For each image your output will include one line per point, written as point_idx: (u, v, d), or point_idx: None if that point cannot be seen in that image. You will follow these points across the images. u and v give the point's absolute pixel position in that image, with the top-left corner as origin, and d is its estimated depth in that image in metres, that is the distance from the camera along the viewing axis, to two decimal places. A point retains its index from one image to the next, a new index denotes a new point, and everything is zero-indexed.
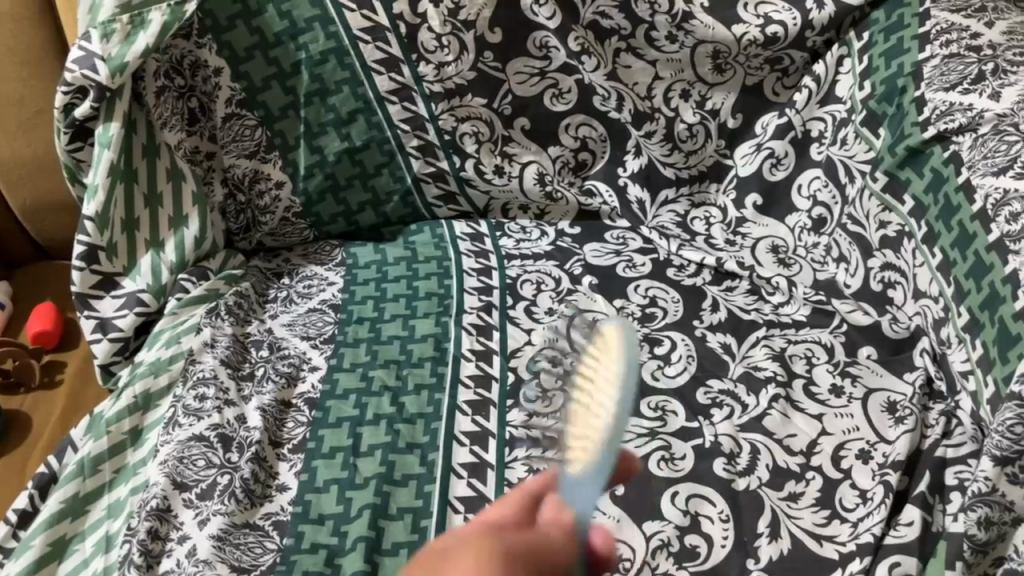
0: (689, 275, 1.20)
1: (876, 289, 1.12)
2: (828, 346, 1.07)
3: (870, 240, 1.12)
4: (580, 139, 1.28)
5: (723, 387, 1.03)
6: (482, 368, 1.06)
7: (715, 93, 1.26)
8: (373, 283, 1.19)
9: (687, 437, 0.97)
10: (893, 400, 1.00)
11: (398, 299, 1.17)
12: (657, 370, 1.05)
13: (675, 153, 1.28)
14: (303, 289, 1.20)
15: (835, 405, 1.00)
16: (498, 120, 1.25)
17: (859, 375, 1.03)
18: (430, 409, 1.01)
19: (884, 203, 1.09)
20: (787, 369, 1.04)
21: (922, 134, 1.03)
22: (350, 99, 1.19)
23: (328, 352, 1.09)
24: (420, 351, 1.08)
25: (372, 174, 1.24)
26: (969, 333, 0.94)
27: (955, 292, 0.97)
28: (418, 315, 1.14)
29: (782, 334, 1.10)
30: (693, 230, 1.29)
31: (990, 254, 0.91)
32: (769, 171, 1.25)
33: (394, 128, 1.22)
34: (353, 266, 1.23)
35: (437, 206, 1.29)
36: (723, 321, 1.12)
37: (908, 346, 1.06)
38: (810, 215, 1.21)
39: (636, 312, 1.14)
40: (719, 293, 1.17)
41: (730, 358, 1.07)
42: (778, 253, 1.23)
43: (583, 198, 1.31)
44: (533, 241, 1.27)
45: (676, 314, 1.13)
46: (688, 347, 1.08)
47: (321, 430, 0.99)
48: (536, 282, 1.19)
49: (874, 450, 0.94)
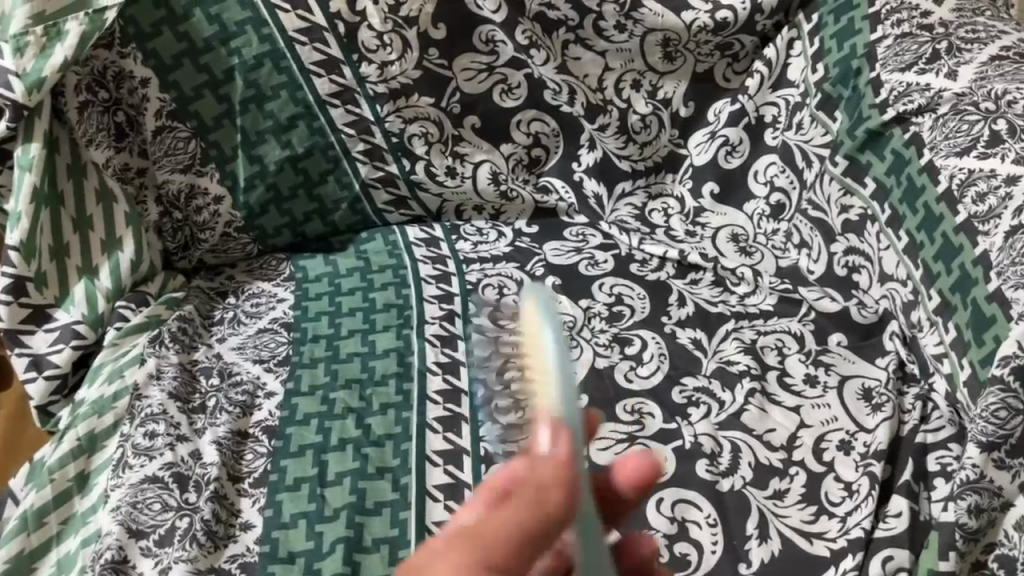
0: (653, 269, 1.18)
1: (842, 274, 1.11)
2: (798, 335, 1.06)
3: (832, 224, 1.11)
4: (533, 135, 1.24)
5: (698, 385, 1.00)
6: (450, 382, 1.01)
7: (666, 82, 1.23)
8: (326, 297, 1.14)
9: (665, 440, 0.94)
10: (868, 386, 0.99)
11: (355, 313, 1.11)
12: (630, 371, 1.02)
13: (630, 145, 1.25)
14: (250, 308, 1.13)
15: (811, 396, 0.98)
16: (448, 119, 1.20)
17: (832, 363, 1.02)
18: (398, 429, 0.96)
19: (846, 187, 1.08)
20: (760, 362, 1.02)
21: (882, 116, 1.02)
22: (289, 105, 1.12)
23: (284, 376, 1.03)
24: (382, 368, 1.03)
25: (317, 182, 1.18)
26: (941, 316, 0.93)
27: (924, 275, 0.96)
28: (378, 329, 1.08)
29: (751, 326, 1.08)
30: (652, 223, 1.26)
31: (959, 236, 0.90)
32: (724, 159, 1.23)
33: (338, 133, 1.16)
34: (303, 281, 1.16)
35: (388, 211, 1.24)
36: (691, 315, 1.10)
37: (877, 331, 1.05)
38: (768, 202, 1.20)
39: (602, 311, 1.11)
40: (685, 286, 1.15)
41: (702, 354, 1.05)
42: (739, 241, 1.22)
43: (538, 195, 1.27)
44: (490, 243, 1.23)
45: (643, 311, 1.11)
46: (659, 345, 1.06)
47: (284, 461, 0.93)
48: (497, 286, 1.15)
49: (855, 441, 0.93)
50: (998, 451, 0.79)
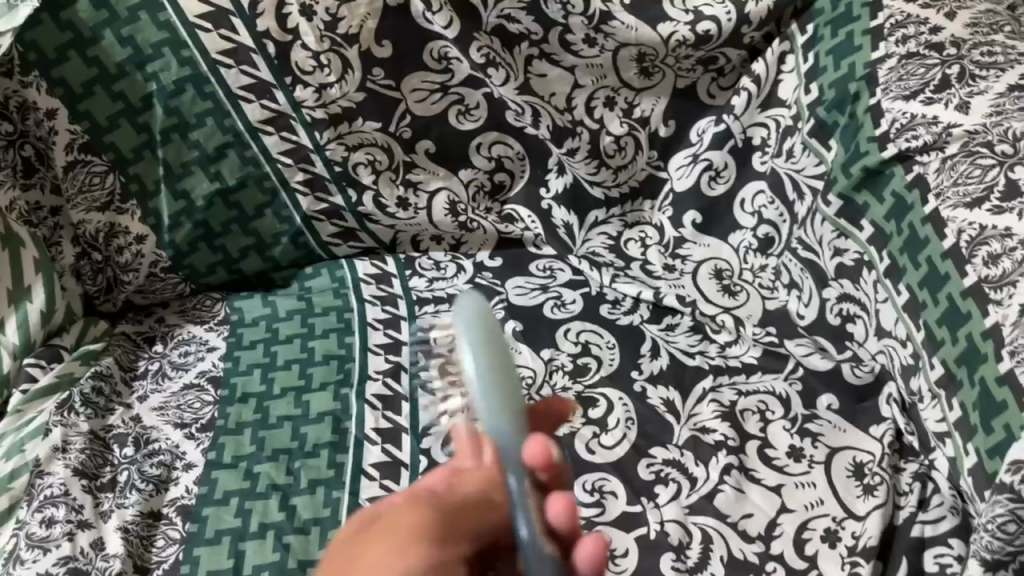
0: (625, 311, 1.06)
1: (836, 323, 0.98)
2: (784, 397, 0.94)
3: (825, 268, 0.98)
4: (495, 159, 1.12)
5: (667, 458, 0.89)
6: (390, 453, 0.91)
7: (642, 99, 1.10)
8: (261, 346, 1.03)
9: (628, 526, 0.83)
10: (860, 461, 0.88)
11: (291, 365, 1.00)
12: (593, 440, 0.91)
13: (603, 170, 1.13)
14: (178, 359, 1.03)
15: (795, 473, 0.87)
16: (397, 144, 1.08)
17: (820, 433, 0.90)
18: (327, 512, 0.86)
19: (841, 229, 0.94)
20: (739, 431, 0.91)
21: (881, 152, 0.89)
22: (216, 133, 1.01)
23: (205, 444, 0.92)
24: (315, 436, 0.92)
25: (253, 216, 1.06)
26: (943, 389, 0.82)
27: (926, 339, 0.84)
28: (314, 387, 0.97)
29: (731, 385, 0.96)
30: (628, 255, 1.14)
31: (967, 301, 0.78)
32: (708, 185, 1.11)
33: (274, 162, 1.04)
34: (238, 325, 1.06)
35: (335, 244, 1.12)
36: (666, 369, 0.98)
37: (873, 393, 0.94)
38: (756, 235, 1.08)
39: (566, 364, 0.99)
40: (659, 333, 1.03)
41: (675, 420, 0.92)
42: (722, 278, 1.09)
43: (501, 225, 1.14)
44: (447, 279, 1.11)
45: (611, 364, 0.99)
46: (627, 410, 0.93)
47: (196, 550, 0.83)
48: None
49: (841, 531, 0.82)
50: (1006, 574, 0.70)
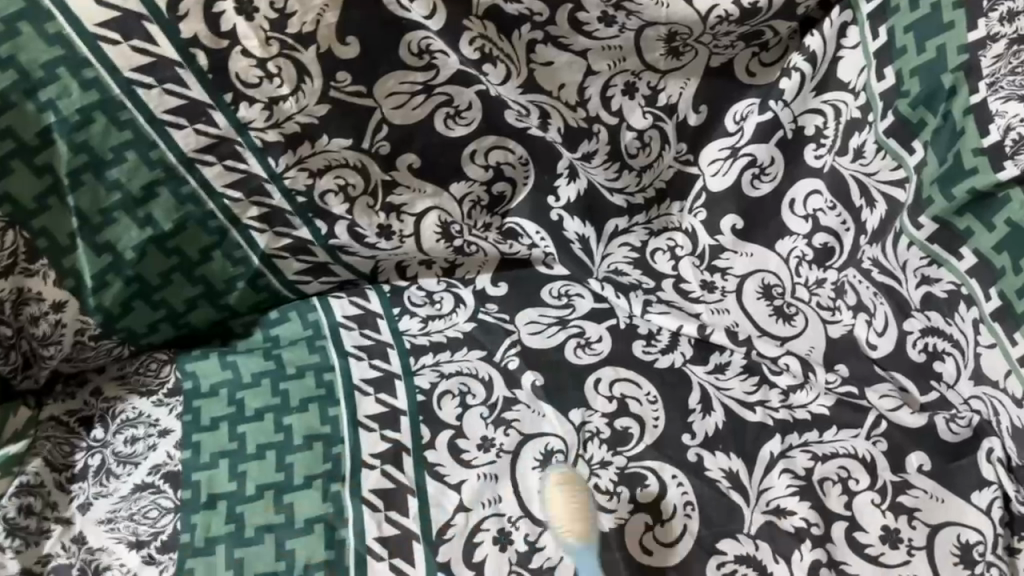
0: (662, 350, 0.89)
1: (919, 359, 0.82)
2: (867, 460, 0.78)
3: (907, 297, 0.82)
4: (493, 167, 0.91)
5: (739, 555, 0.73)
6: (401, 570, 0.74)
7: (669, 82, 0.90)
8: (225, 425, 0.83)
9: None
10: (968, 543, 0.73)
11: (265, 452, 0.81)
12: (647, 536, 0.75)
13: (624, 173, 0.95)
14: (124, 449, 0.83)
15: (893, 564, 0.72)
16: (374, 163, 0.87)
17: (916, 509, 0.75)
18: None
19: (930, 255, 0.78)
20: (821, 511, 0.75)
21: (996, 172, 0.71)
22: (140, 169, 0.78)
23: (170, 571, 0.74)
24: (305, 555, 0.75)
25: (197, 260, 0.84)
26: None
27: None
28: (297, 483, 0.79)
29: (803, 446, 0.79)
30: (657, 271, 0.96)
31: None
32: (750, 184, 0.93)
33: (219, 197, 0.82)
34: (192, 396, 0.86)
35: (304, 282, 0.91)
36: (722, 429, 0.82)
37: (970, 449, 0.78)
38: (811, 244, 0.90)
39: (602, 430, 0.83)
40: (707, 377, 0.86)
41: (744, 501, 0.77)
42: (773, 298, 0.92)
43: (503, 245, 0.95)
44: (444, 317, 0.92)
45: (656, 427, 0.83)
46: (684, 491, 0.78)
47: None
48: (458, 393, 0.85)
49: None
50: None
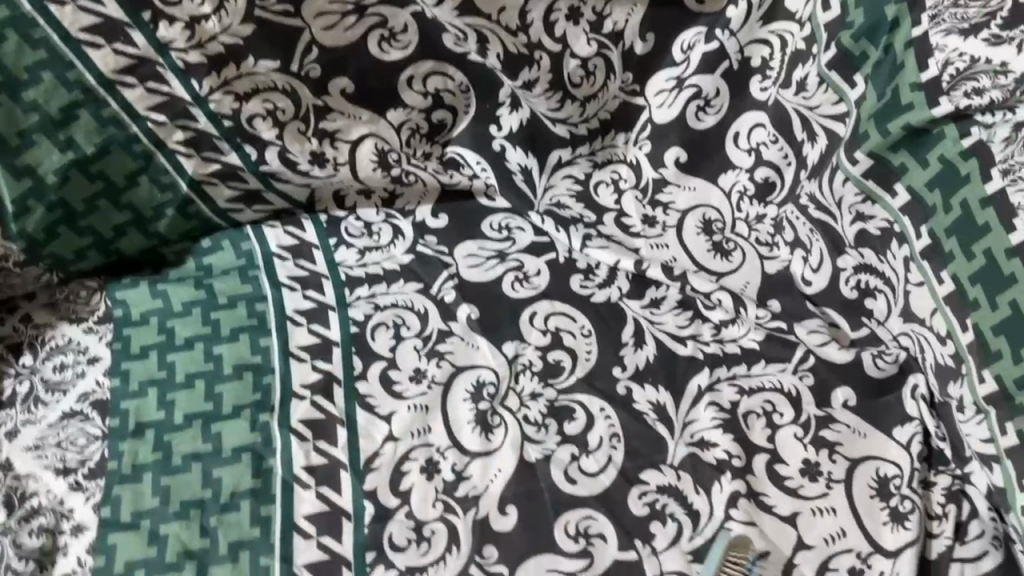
0: (600, 284, 0.88)
1: (850, 295, 0.84)
2: (793, 395, 0.78)
3: (841, 232, 0.83)
4: (432, 95, 0.89)
5: (661, 485, 0.75)
6: (328, 499, 0.75)
7: (615, 7, 0.88)
8: (154, 354, 0.82)
9: None
10: (885, 476, 0.74)
11: (193, 381, 0.80)
12: (572, 466, 0.76)
13: (567, 103, 0.93)
14: (52, 375, 0.82)
15: (811, 496, 0.73)
16: (304, 87, 0.85)
17: (837, 443, 0.75)
18: None
19: (867, 192, 0.77)
20: (744, 443, 0.76)
21: (931, 108, 0.70)
22: (58, 91, 0.76)
23: (96, 498, 0.74)
24: (231, 483, 0.75)
25: (124, 187, 0.82)
26: (994, 407, 0.68)
27: (974, 345, 0.68)
28: (226, 412, 0.78)
29: (731, 380, 0.80)
30: (599, 205, 0.95)
31: None
32: (695, 116, 0.92)
33: (143, 121, 0.79)
34: (122, 324, 0.84)
35: (236, 210, 0.88)
36: (653, 362, 0.82)
37: (896, 386, 0.78)
38: (753, 178, 0.90)
39: (534, 363, 0.83)
40: (642, 312, 0.86)
41: (668, 434, 0.78)
42: (712, 232, 0.91)
43: (444, 175, 0.93)
44: (382, 249, 0.90)
45: (588, 360, 0.83)
46: (611, 423, 0.79)
47: None
48: (393, 325, 0.85)
49: (868, 571, 0.70)
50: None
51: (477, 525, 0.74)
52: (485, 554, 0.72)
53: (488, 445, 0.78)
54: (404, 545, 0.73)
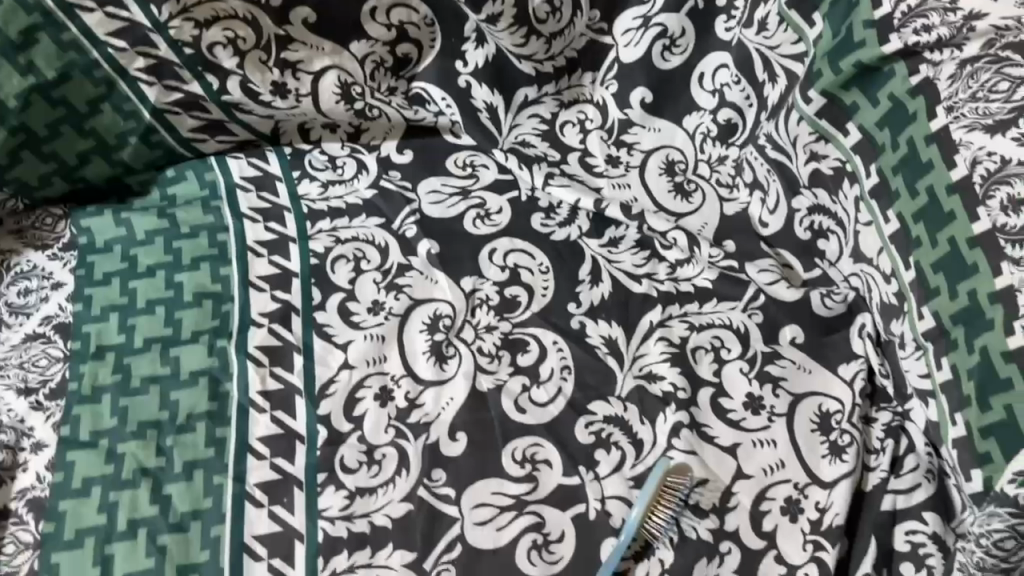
0: (560, 223, 0.89)
1: (805, 238, 0.84)
2: (741, 331, 0.80)
3: (796, 173, 0.82)
4: (395, 27, 0.91)
5: (608, 415, 0.76)
6: (282, 422, 0.76)
7: None
8: (116, 280, 0.83)
9: (564, 503, 0.72)
10: (827, 411, 0.76)
11: (154, 307, 0.82)
12: (522, 396, 0.78)
13: (533, 40, 0.94)
14: (16, 299, 0.83)
15: (753, 428, 0.75)
16: (263, 14, 0.86)
17: (782, 378, 0.77)
18: (209, 503, 0.71)
19: (820, 132, 0.78)
20: (690, 377, 0.78)
21: (881, 45, 0.70)
22: (18, 13, 0.77)
23: (56, 417, 0.75)
24: (188, 405, 0.76)
25: (87, 113, 0.84)
26: (932, 343, 0.69)
27: (916, 283, 0.69)
28: (185, 338, 0.80)
29: (682, 317, 0.82)
30: (565, 144, 0.96)
31: (975, 252, 0.63)
32: (661, 57, 0.92)
33: (101, 46, 0.81)
34: (87, 252, 0.85)
35: (200, 140, 0.90)
36: (608, 299, 0.84)
37: (844, 325, 0.80)
38: (716, 119, 0.90)
39: (491, 298, 0.84)
40: (600, 250, 0.87)
41: (618, 366, 0.79)
42: (675, 173, 0.92)
43: (407, 110, 0.95)
44: (345, 183, 0.92)
45: (544, 296, 0.84)
46: (562, 357, 0.80)
47: (55, 557, 0.68)
48: (353, 258, 0.86)
49: (804, 501, 0.71)
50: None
51: (426, 451, 0.75)
52: (433, 478, 0.73)
53: (441, 375, 0.79)
54: (354, 467, 0.74)
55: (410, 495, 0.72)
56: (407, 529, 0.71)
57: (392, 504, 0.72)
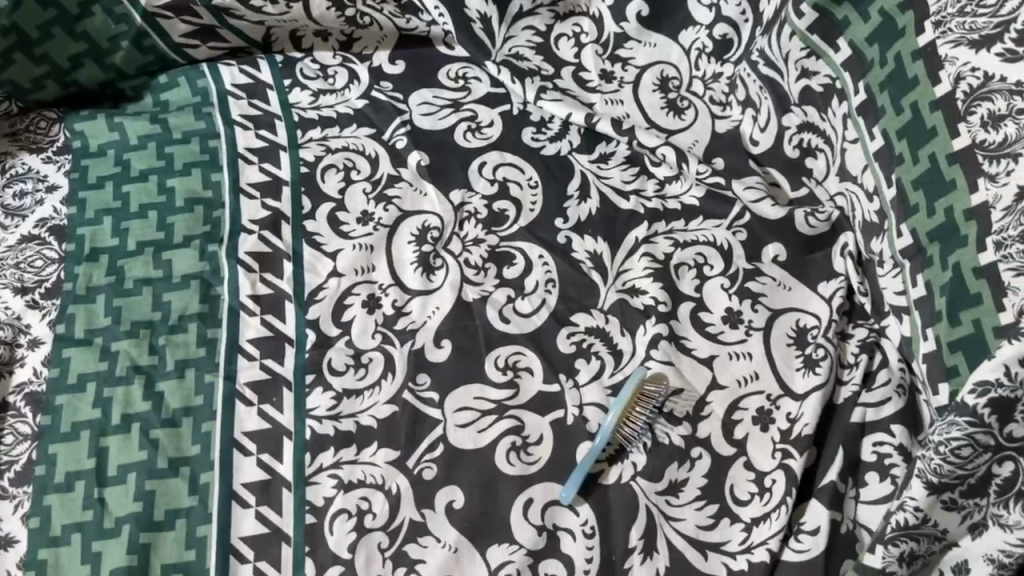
0: (551, 138, 0.90)
1: (793, 155, 0.84)
2: (724, 248, 0.82)
3: (787, 90, 0.82)
4: None
5: (590, 327, 0.78)
6: (272, 326, 0.78)
7: None
8: (110, 184, 0.84)
9: (544, 409, 0.74)
10: (804, 326, 0.77)
11: (146, 212, 0.83)
12: (507, 307, 0.79)
13: None
14: (12, 200, 0.84)
15: (730, 342, 0.77)
16: None
17: (762, 295, 0.79)
18: (200, 400, 0.73)
19: (810, 47, 0.77)
20: (671, 292, 0.79)
21: None
22: None
23: (51, 315, 0.77)
24: (180, 307, 0.78)
25: (78, 15, 0.86)
26: (909, 260, 0.70)
27: (897, 200, 0.71)
28: (176, 242, 0.81)
29: (667, 234, 0.83)
30: (559, 58, 0.95)
31: (953, 168, 0.64)
32: None
33: None
34: (80, 155, 0.86)
35: (191, 46, 0.92)
36: (595, 214, 0.84)
37: (826, 244, 0.82)
38: (712, 35, 0.90)
39: (480, 211, 0.85)
40: (590, 165, 0.88)
41: (601, 281, 0.81)
42: (668, 90, 0.92)
43: (399, 19, 0.96)
44: (337, 92, 0.93)
45: (532, 210, 0.85)
46: (548, 270, 0.81)
47: (52, 447, 0.70)
48: (343, 168, 0.86)
49: (775, 411, 0.74)
50: (909, 542, 0.62)
51: (412, 356, 0.76)
52: (418, 382, 0.75)
53: (428, 285, 0.80)
54: (342, 370, 0.76)
55: (395, 398, 0.74)
56: (392, 429, 0.73)
57: (378, 405, 0.74)
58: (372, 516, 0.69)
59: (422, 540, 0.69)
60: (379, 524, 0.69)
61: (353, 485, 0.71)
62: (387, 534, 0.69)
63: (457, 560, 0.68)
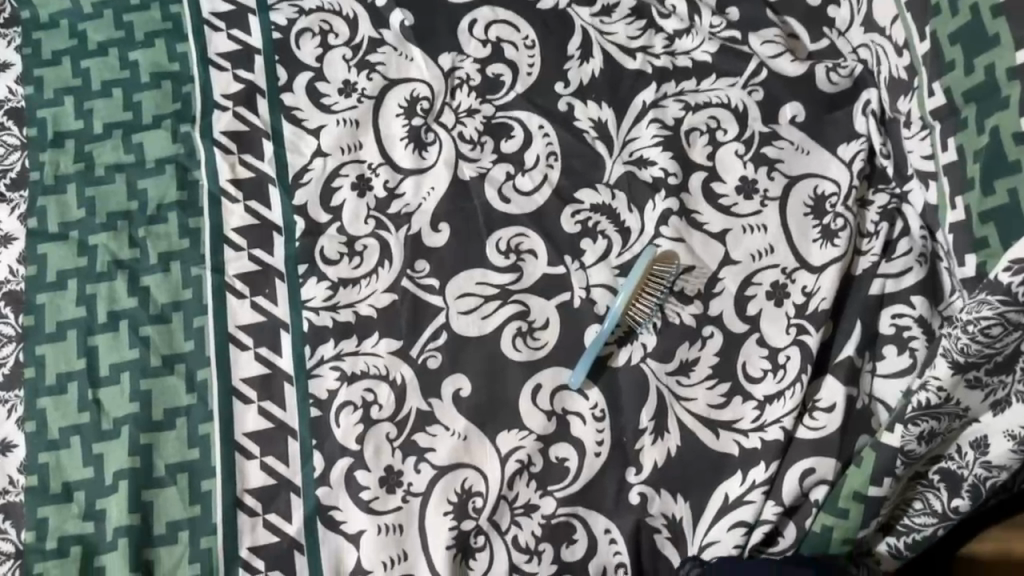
0: None
1: (814, 4, 0.80)
2: (738, 109, 0.76)
3: None
4: None
5: (595, 204, 0.73)
6: (257, 213, 0.73)
7: None
8: (67, 60, 0.77)
9: (549, 292, 0.71)
10: (822, 194, 0.73)
11: (111, 90, 0.76)
12: (507, 185, 0.74)
13: None
14: None
15: (743, 214, 0.73)
16: None
17: (778, 161, 0.74)
18: (189, 294, 0.70)
19: None
20: (682, 162, 0.74)
21: None
22: None
23: (21, 209, 0.72)
24: (157, 195, 0.73)
25: None
26: (940, 122, 0.65)
27: (930, 55, 0.65)
28: (146, 123, 0.75)
29: (677, 96, 0.77)
30: None
31: (998, 22, 0.58)
32: None
33: None
34: (30, 28, 0.78)
35: None
36: (598, 77, 0.78)
37: (848, 101, 0.76)
38: None
39: (472, 77, 0.78)
40: (592, 20, 0.80)
41: (607, 152, 0.75)
42: None
43: None
44: None
45: (529, 73, 0.78)
46: (549, 142, 0.76)
47: (39, 348, 0.68)
48: (319, 32, 0.79)
49: (791, 285, 0.71)
50: (930, 421, 0.61)
51: (408, 242, 0.72)
52: (416, 268, 0.71)
53: (421, 163, 0.75)
54: (336, 259, 0.72)
55: (394, 285, 0.71)
56: (393, 317, 0.70)
57: (377, 294, 0.71)
58: (378, 407, 0.67)
59: (431, 429, 0.67)
60: (386, 415, 0.67)
61: (356, 376, 0.68)
62: (395, 425, 0.67)
63: (466, 449, 0.67)
